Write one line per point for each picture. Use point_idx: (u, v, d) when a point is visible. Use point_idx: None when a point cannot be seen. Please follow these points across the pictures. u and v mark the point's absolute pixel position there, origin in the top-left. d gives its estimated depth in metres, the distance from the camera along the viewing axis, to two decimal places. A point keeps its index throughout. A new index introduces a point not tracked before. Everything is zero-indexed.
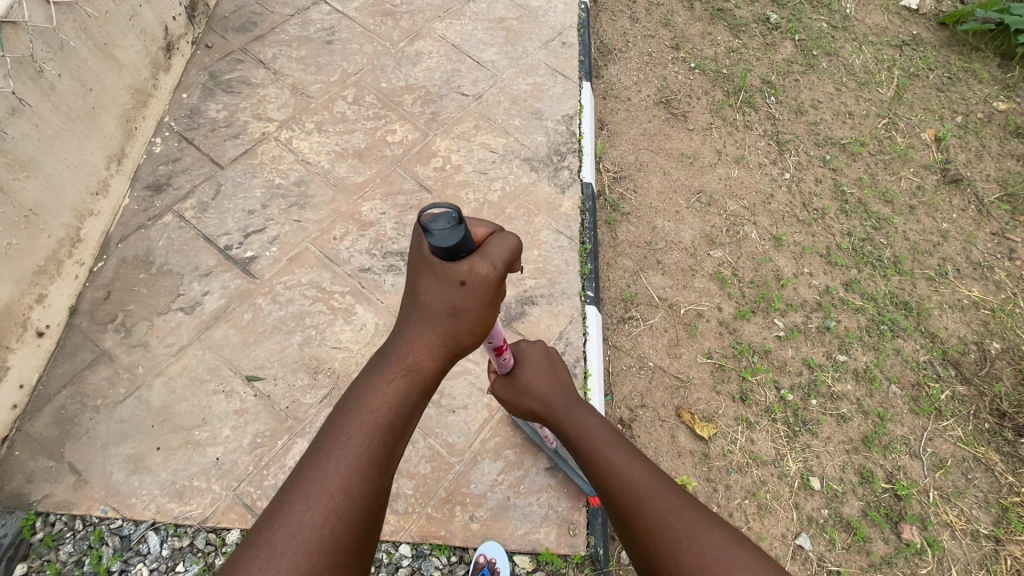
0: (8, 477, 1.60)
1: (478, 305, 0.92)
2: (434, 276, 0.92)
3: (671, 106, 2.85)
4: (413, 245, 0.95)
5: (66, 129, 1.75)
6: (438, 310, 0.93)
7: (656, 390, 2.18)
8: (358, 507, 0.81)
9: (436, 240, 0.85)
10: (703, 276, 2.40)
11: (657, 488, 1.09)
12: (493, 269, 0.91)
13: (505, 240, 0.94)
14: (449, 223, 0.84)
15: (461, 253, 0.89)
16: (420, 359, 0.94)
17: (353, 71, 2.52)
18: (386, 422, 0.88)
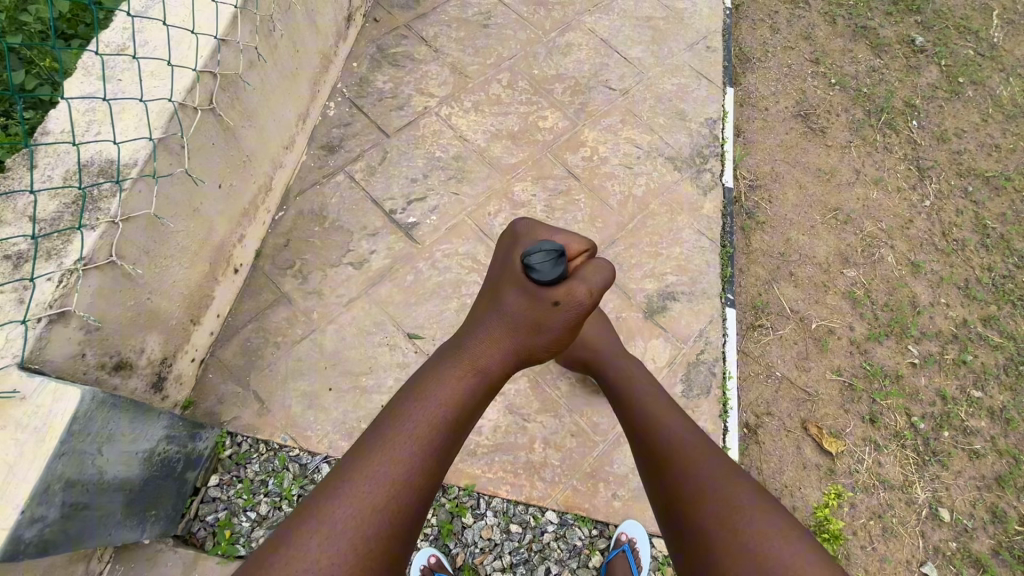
0: (203, 396, 1.75)
1: (555, 319, 1.18)
2: (523, 293, 1.18)
3: (809, 120, 2.82)
4: (509, 265, 1.23)
5: (278, 85, 1.88)
6: (524, 319, 1.19)
7: (783, 400, 2.18)
8: (422, 471, 1.00)
9: (539, 272, 1.14)
10: (836, 294, 2.39)
11: (704, 454, 1.18)
12: (586, 295, 1.17)
13: (602, 270, 1.20)
14: (551, 259, 1.14)
15: (560, 280, 1.16)
16: (488, 351, 1.18)
17: (507, 56, 2.60)
18: (460, 405, 1.10)
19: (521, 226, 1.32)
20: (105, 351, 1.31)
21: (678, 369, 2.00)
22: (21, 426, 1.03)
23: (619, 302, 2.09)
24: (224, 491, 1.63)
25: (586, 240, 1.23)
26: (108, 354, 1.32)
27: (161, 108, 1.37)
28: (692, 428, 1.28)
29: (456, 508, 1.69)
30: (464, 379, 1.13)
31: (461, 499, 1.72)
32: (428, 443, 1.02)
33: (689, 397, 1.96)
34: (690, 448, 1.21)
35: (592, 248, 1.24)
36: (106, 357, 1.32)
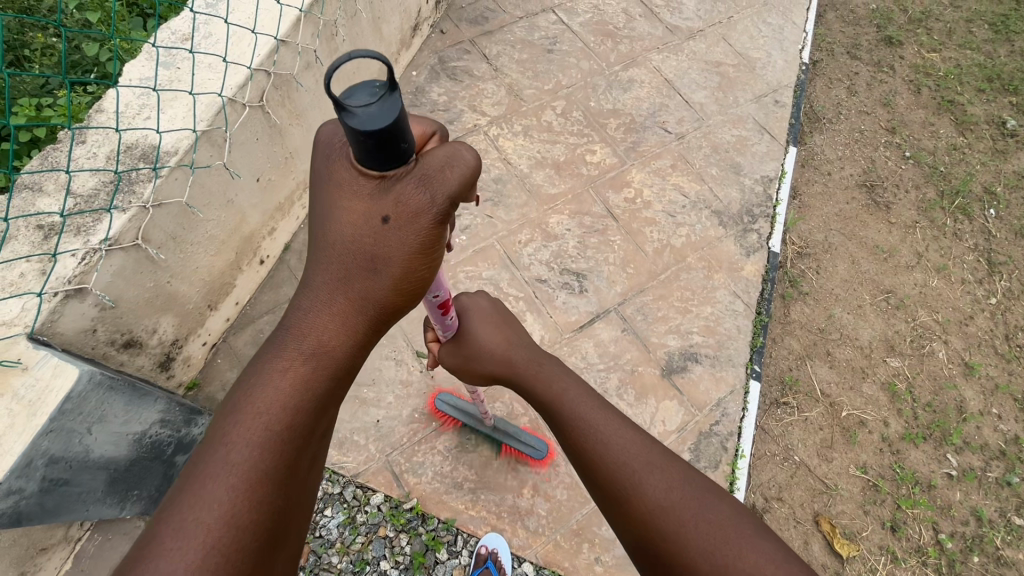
0: (208, 381, 1.77)
1: (404, 243, 0.71)
2: (361, 210, 0.72)
3: (874, 193, 2.66)
4: (330, 165, 0.74)
5: (333, 87, 1.91)
6: (350, 253, 0.72)
7: (797, 487, 2.04)
8: (258, 504, 0.63)
9: (356, 122, 0.62)
10: (874, 383, 2.22)
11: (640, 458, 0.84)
12: (433, 199, 0.70)
13: (458, 154, 0.72)
14: (377, 98, 0.64)
15: (397, 152, 0.67)
16: (324, 324, 0.74)
17: (566, 84, 2.56)
18: (301, 401, 0.70)
19: (333, 113, 0.82)
20: (117, 328, 1.34)
21: (687, 437, 1.89)
22: (18, 396, 1.06)
23: (637, 354, 2.01)
24: None
25: (432, 120, 0.81)
26: (119, 331, 1.35)
27: (211, 102, 1.40)
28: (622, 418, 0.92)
29: (431, 542, 1.64)
30: (298, 368, 0.71)
31: (439, 532, 1.67)
32: (264, 459, 0.65)
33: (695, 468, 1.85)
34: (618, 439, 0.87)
35: (445, 130, 0.81)
36: (116, 334, 1.34)
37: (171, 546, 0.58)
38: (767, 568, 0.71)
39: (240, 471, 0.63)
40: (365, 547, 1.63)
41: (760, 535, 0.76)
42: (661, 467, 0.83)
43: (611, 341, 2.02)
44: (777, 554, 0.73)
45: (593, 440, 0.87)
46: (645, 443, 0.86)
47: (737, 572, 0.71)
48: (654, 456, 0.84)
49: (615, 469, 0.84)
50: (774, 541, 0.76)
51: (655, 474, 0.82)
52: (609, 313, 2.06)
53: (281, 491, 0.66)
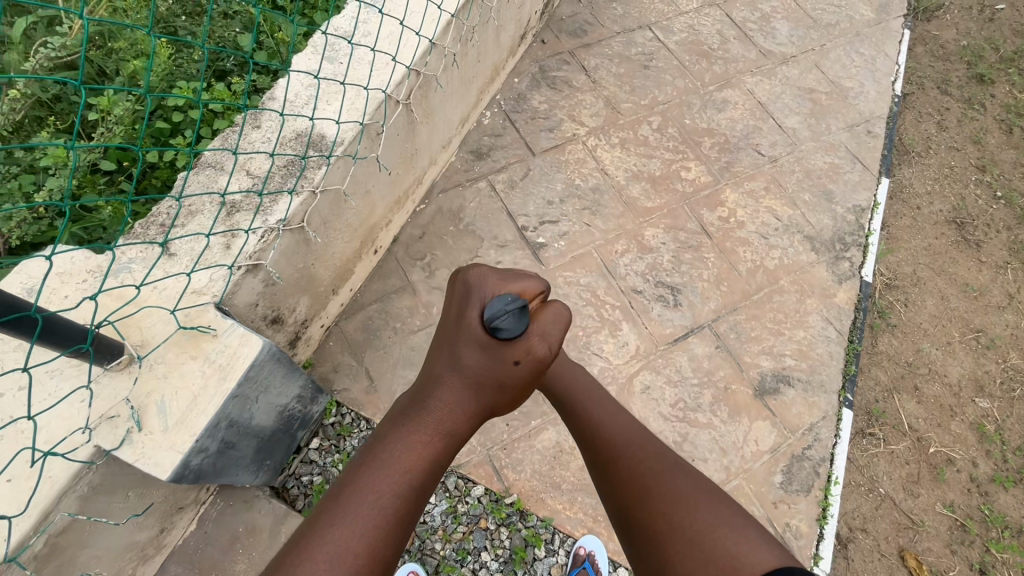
0: (321, 361, 1.84)
1: (520, 377, 0.97)
2: (485, 354, 0.96)
3: (963, 230, 2.64)
4: (464, 315, 0.98)
5: (458, 89, 1.97)
6: (486, 379, 0.97)
7: (882, 519, 2.02)
8: (387, 549, 0.82)
9: (505, 331, 0.92)
10: (963, 421, 2.20)
11: (630, 445, 1.10)
12: (548, 352, 0.98)
13: (561, 316, 1.00)
14: (514, 311, 0.92)
15: (523, 335, 0.95)
16: (455, 417, 0.97)
17: (662, 101, 2.60)
18: (428, 468, 0.91)
19: (473, 269, 1.02)
20: (270, 305, 1.41)
21: (780, 458, 1.90)
22: (209, 360, 1.13)
23: (731, 372, 2.02)
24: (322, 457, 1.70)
25: (542, 280, 1.02)
26: (272, 308, 1.42)
27: (373, 96, 1.46)
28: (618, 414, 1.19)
29: (532, 538, 1.68)
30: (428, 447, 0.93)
31: (538, 529, 1.70)
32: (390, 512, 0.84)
33: (787, 490, 1.85)
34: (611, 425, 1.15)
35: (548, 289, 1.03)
36: (270, 310, 1.41)
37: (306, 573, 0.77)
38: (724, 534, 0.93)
39: (377, 524, 0.82)
40: (467, 537, 1.67)
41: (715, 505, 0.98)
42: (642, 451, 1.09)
43: (705, 357, 2.03)
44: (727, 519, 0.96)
45: (590, 416, 1.18)
46: (632, 422, 1.16)
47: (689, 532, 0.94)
48: (639, 435, 1.12)
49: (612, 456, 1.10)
50: (727, 506, 0.99)
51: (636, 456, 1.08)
52: (703, 329, 2.08)
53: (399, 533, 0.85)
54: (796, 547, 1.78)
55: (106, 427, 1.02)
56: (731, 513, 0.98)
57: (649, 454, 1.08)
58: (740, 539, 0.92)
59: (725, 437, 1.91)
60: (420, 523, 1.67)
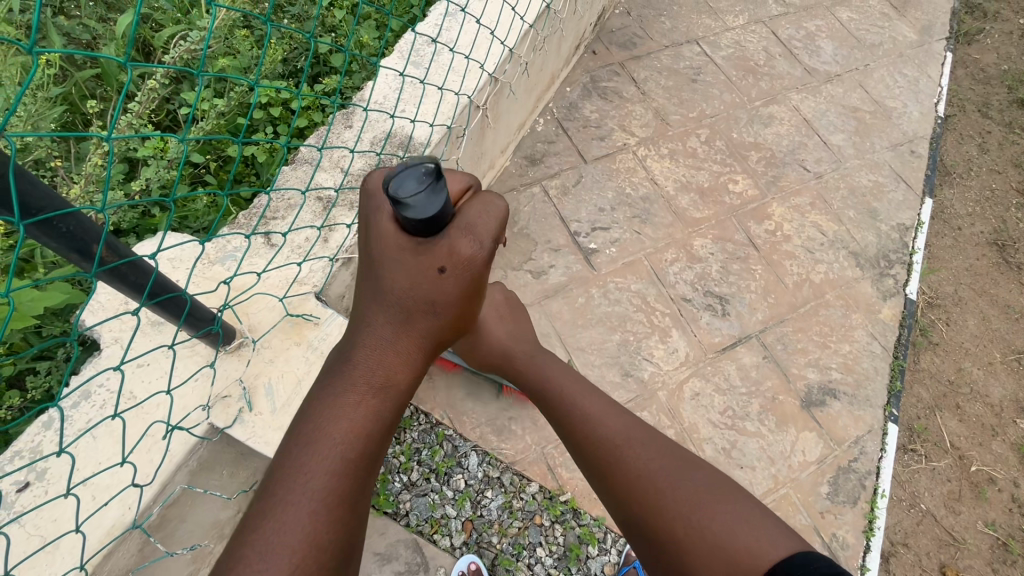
0: None
1: (452, 289, 0.94)
2: (411, 268, 0.92)
3: (1004, 252, 2.66)
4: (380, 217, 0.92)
5: (523, 96, 2.04)
6: (413, 303, 0.94)
7: (924, 535, 2.04)
8: (337, 519, 0.81)
9: (414, 208, 0.79)
10: (1004, 442, 2.21)
11: (623, 439, 1.19)
12: (479, 250, 0.91)
13: (490, 206, 0.94)
14: (425, 185, 0.80)
15: (440, 222, 0.85)
16: (390, 365, 0.95)
17: (710, 114, 2.65)
18: (374, 418, 0.91)
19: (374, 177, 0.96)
20: (353, 298, 1.46)
21: (827, 470, 1.92)
22: (312, 347, 1.18)
23: (778, 383, 2.05)
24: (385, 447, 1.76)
25: (467, 175, 0.98)
26: (354, 302, 1.47)
27: (461, 103, 1.54)
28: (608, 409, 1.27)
29: (586, 536, 1.72)
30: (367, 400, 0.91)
31: (592, 527, 1.74)
32: (345, 465, 0.86)
33: (834, 501, 1.88)
34: (611, 428, 1.21)
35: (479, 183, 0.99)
36: (352, 304, 1.46)
37: (269, 542, 0.77)
38: (738, 526, 1.01)
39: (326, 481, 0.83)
40: (523, 532, 1.71)
41: (730, 500, 1.06)
42: (642, 447, 1.17)
43: (753, 366, 2.07)
44: (731, 502, 1.06)
45: (584, 414, 1.25)
46: (628, 421, 1.23)
47: (709, 534, 1.00)
48: (635, 433, 1.20)
49: (609, 458, 1.17)
50: (739, 500, 1.07)
51: (639, 454, 1.15)
52: (751, 339, 2.12)
53: (354, 492, 0.85)
54: (843, 558, 1.80)
55: (220, 406, 1.09)
56: (744, 507, 1.05)
57: (647, 449, 1.16)
58: (758, 533, 1.00)
59: (773, 446, 1.94)
60: (478, 516, 1.72)
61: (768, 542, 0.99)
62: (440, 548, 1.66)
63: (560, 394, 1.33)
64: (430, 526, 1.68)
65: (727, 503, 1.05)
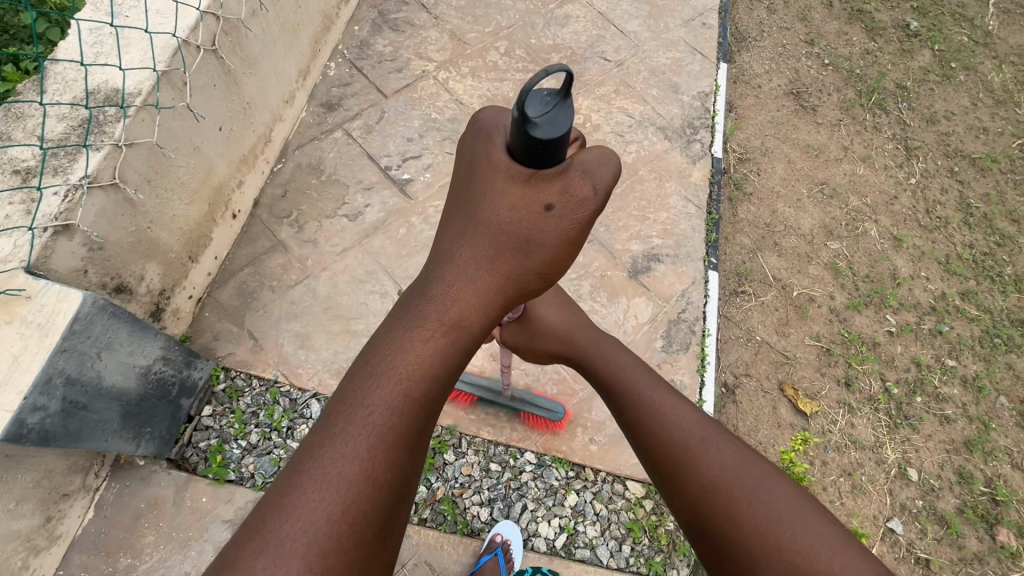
0: (199, 333, 1.82)
1: (559, 234, 0.83)
2: (516, 198, 0.83)
3: (801, 98, 2.88)
4: (488, 154, 0.86)
5: (280, 37, 1.95)
6: (510, 236, 0.83)
7: (761, 362, 2.24)
8: (398, 459, 0.69)
9: (541, 130, 0.76)
10: (819, 264, 2.45)
11: (706, 440, 1.01)
12: (594, 192, 0.83)
13: (607, 159, 0.85)
14: (552, 106, 0.76)
15: (555, 160, 0.81)
16: (467, 299, 0.81)
17: (506, 26, 2.65)
18: (435, 374, 0.75)
19: (487, 110, 0.91)
20: (106, 272, 1.38)
21: (658, 326, 2.06)
22: (27, 322, 1.11)
23: (605, 262, 2.15)
24: (218, 421, 1.71)
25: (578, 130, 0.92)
26: (109, 275, 1.39)
27: (166, 44, 1.43)
28: (687, 403, 1.11)
29: (439, 445, 1.77)
30: (437, 343, 0.76)
31: (445, 437, 1.79)
32: (398, 439, 0.69)
33: (668, 352, 2.02)
34: (680, 414, 1.07)
35: (585, 136, 0.91)
36: (106, 278, 1.38)
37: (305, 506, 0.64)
38: (817, 546, 0.84)
39: (385, 430, 0.69)
40: None
41: (807, 515, 0.89)
42: (718, 449, 0.99)
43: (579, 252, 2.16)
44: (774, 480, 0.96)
45: (654, 408, 1.09)
46: (700, 416, 1.06)
47: (790, 550, 0.84)
48: (708, 432, 1.02)
49: (678, 454, 1.00)
50: (827, 525, 0.88)
51: (713, 456, 0.98)
52: None
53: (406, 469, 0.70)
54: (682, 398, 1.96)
55: None
56: (831, 530, 0.87)
57: (729, 454, 0.98)
58: (840, 559, 0.82)
59: (607, 318, 2.06)
60: None
61: (854, 571, 0.81)
62: None
63: (622, 383, 1.19)
64: None
65: (811, 522, 0.88)
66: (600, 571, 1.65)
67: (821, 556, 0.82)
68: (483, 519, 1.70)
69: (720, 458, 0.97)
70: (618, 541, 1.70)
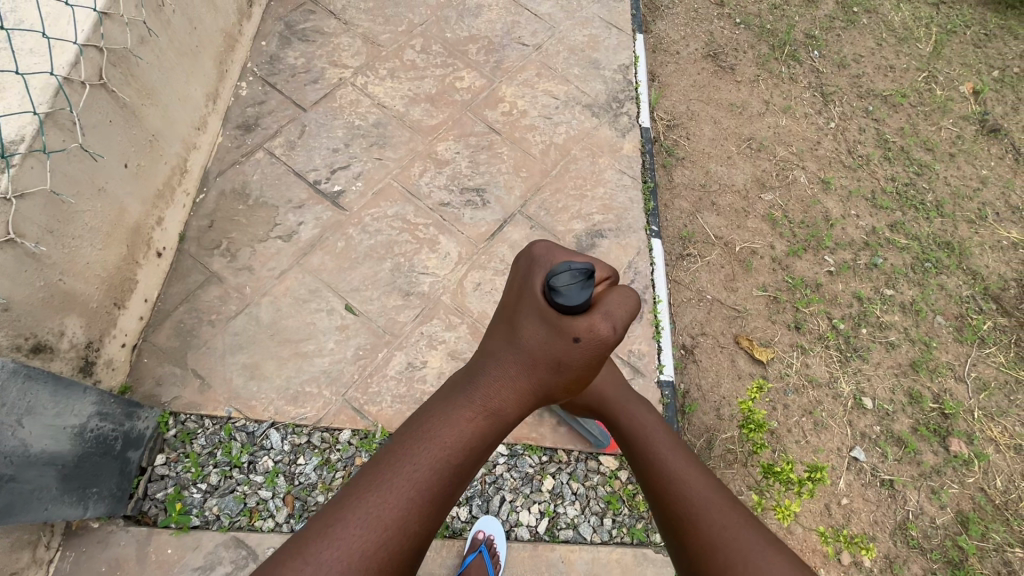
0: (139, 381, 1.73)
1: (581, 360, 0.95)
2: (545, 326, 0.95)
3: (718, 59, 2.95)
4: (527, 285, 1.00)
5: (178, 62, 1.87)
6: (540, 356, 0.96)
7: (715, 320, 2.30)
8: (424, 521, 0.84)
9: (563, 297, 0.91)
10: (756, 217, 2.52)
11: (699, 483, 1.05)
12: (613, 331, 0.94)
13: (628, 299, 0.97)
14: (577, 282, 0.92)
15: (582, 310, 0.93)
16: (502, 395, 0.95)
17: (419, 23, 2.61)
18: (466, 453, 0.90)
19: (538, 243, 1.05)
20: (16, 332, 1.30)
21: None
22: None
23: None
24: (173, 468, 1.64)
25: (610, 268, 1.04)
26: (21, 335, 1.31)
27: (45, 83, 1.34)
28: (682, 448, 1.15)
29: None
30: (474, 425, 0.92)
31: None
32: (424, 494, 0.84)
33: (623, 324, 2.05)
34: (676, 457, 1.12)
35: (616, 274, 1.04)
36: (19, 338, 1.30)
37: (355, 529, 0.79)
38: None
39: (418, 494, 0.83)
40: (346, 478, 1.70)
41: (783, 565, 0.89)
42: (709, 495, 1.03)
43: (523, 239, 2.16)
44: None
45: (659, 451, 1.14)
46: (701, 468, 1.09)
47: None
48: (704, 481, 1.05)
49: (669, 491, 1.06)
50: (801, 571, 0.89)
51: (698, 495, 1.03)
52: (514, 217, 2.20)
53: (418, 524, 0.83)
54: (642, 366, 1.99)
55: None
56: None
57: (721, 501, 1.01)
58: None
59: None
60: (295, 485, 1.66)
61: None
62: (264, 532, 1.58)
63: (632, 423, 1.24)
64: (248, 517, 1.60)
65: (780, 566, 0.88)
66: (585, 548, 1.66)
67: None
68: (463, 518, 1.69)
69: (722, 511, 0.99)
70: (599, 516, 1.72)
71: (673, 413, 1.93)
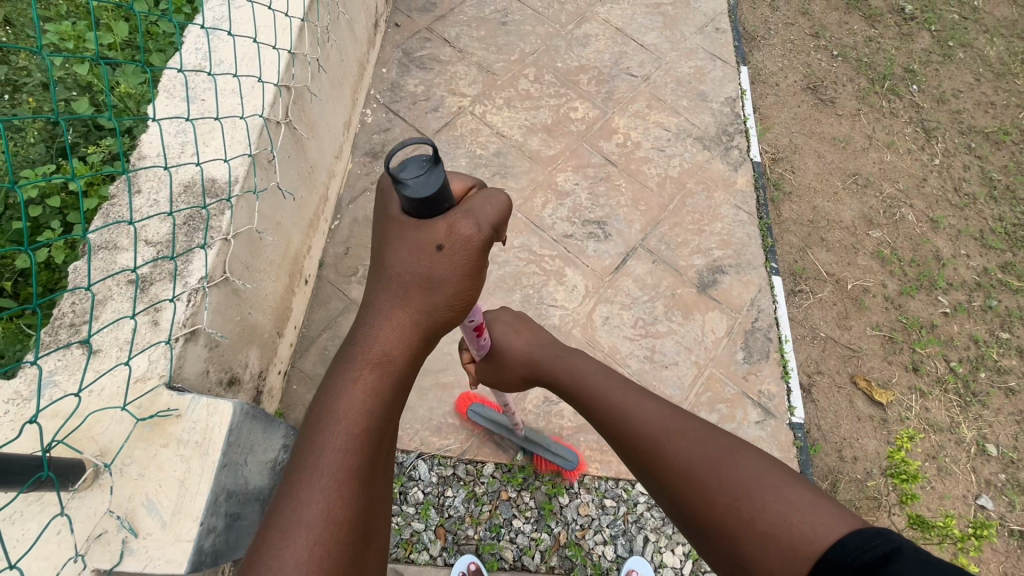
0: (292, 407, 1.78)
1: (453, 270, 0.88)
2: (406, 248, 0.88)
3: (818, 92, 2.94)
4: (386, 212, 0.91)
5: (331, 95, 1.92)
6: (409, 280, 0.89)
7: (830, 358, 2.29)
8: (354, 494, 0.77)
9: (412, 188, 0.78)
10: (866, 254, 2.51)
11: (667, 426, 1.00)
12: (477, 230, 0.86)
13: (493, 199, 0.89)
14: (425, 168, 0.79)
15: (437, 208, 0.83)
16: (389, 337, 0.89)
17: (530, 51, 2.64)
18: (380, 409, 0.84)
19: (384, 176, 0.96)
20: (222, 367, 1.33)
21: (736, 338, 2.09)
22: (183, 442, 1.08)
23: (673, 280, 2.17)
24: None
25: (470, 174, 0.94)
26: (224, 369, 1.34)
27: (252, 125, 1.38)
28: (647, 395, 1.09)
29: (553, 488, 1.75)
30: (367, 378, 0.85)
31: (556, 479, 1.78)
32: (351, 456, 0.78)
33: (751, 362, 2.05)
34: (632, 403, 1.07)
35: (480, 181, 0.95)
36: (223, 373, 1.34)
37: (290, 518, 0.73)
38: (774, 509, 0.83)
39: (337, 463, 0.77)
40: (494, 512, 1.72)
41: (777, 477, 0.87)
42: (680, 430, 0.99)
43: (647, 274, 2.17)
44: (802, 501, 0.83)
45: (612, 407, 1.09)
46: (662, 405, 1.05)
47: (765, 521, 0.82)
48: (672, 420, 1.01)
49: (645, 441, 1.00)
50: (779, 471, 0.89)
51: (677, 441, 0.97)
52: (636, 250, 2.21)
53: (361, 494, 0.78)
54: (772, 407, 1.99)
55: (98, 547, 0.98)
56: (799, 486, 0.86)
57: (694, 431, 0.98)
58: (805, 512, 0.81)
59: (686, 337, 2.08)
60: (447, 518, 1.70)
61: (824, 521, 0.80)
62: (421, 564, 1.63)
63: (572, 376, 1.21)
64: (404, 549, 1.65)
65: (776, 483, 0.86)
66: None
67: (788, 515, 0.82)
68: (609, 557, 1.69)
69: (690, 432, 0.98)
70: None
71: (807, 456, 1.92)
